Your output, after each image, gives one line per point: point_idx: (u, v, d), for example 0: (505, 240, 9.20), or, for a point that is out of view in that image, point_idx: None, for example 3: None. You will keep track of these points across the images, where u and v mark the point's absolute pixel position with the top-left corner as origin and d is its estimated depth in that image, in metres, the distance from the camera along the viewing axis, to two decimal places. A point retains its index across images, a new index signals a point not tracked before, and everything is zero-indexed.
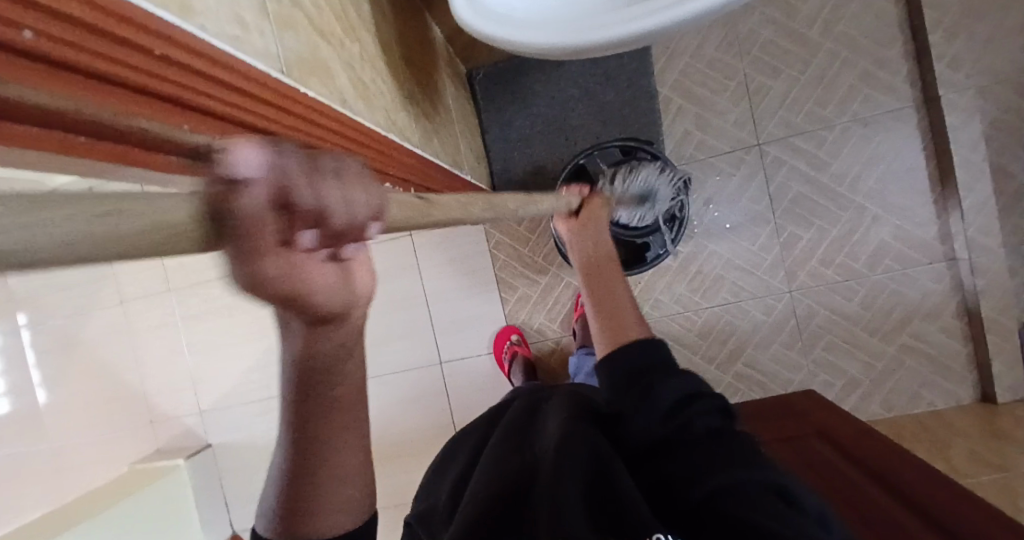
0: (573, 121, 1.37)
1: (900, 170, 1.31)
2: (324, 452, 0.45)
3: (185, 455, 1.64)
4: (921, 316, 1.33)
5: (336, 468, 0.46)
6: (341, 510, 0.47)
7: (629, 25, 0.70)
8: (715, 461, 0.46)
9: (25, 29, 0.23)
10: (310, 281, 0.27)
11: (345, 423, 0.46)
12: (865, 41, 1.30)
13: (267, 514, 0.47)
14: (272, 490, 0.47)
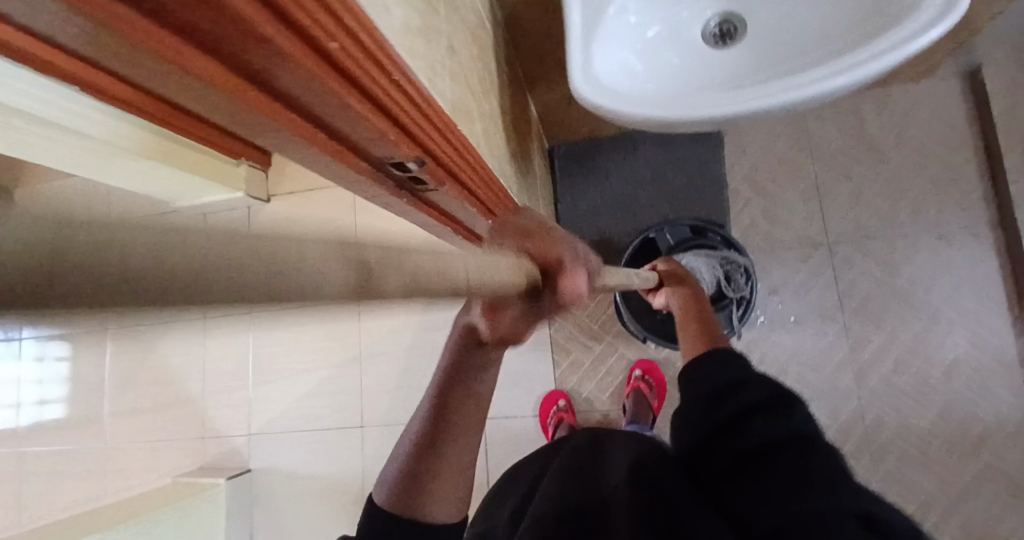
0: (643, 201, 1.46)
1: (976, 283, 1.30)
2: (447, 435, 0.60)
3: (227, 474, 1.67)
4: (1001, 440, 1.25)
5: (452, 452, 0.59)
6: (450, 498, 0.59)
7: (733, 107, 0.74)
8: (789, 486, 0.55)
9: (312, 37, 0.37)
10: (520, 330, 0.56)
11: (470, 417, 0.61)
12: (938, 157, 1.35)
13: (387, 489, 0.59)
14: (395, 468, 0.59)
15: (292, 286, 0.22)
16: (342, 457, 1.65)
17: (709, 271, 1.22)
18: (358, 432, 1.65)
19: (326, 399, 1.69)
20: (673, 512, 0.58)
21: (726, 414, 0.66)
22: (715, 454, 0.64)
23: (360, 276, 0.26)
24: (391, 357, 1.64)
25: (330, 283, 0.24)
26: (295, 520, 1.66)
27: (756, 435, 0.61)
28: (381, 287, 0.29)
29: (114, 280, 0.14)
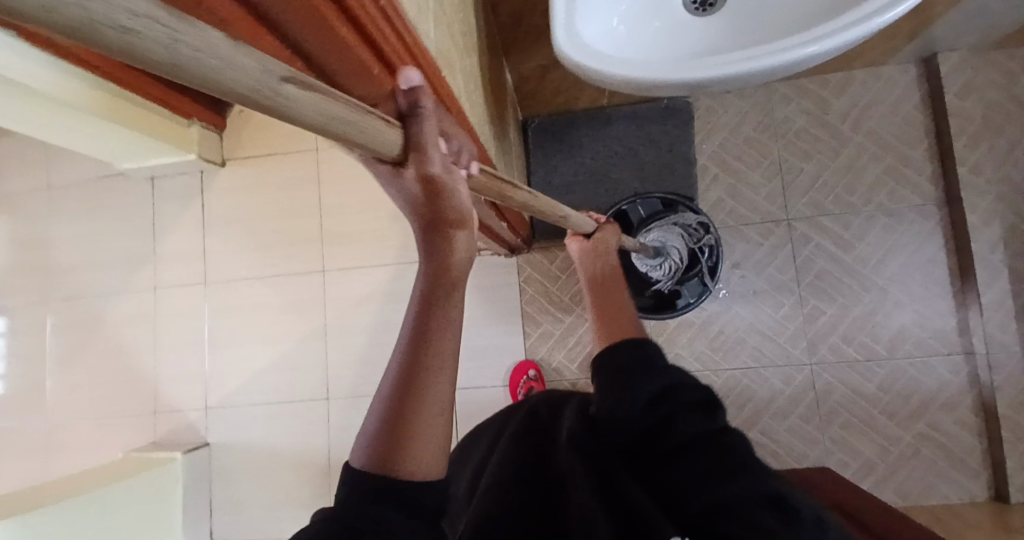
0: (614, 175, 1.46)
1: (922, 260, 1.37)
2: (421, 377, 0.51)
3: (183, 449, 1.61)
4: (937, 406, 1.34)
5: (427, 395, 0.51)
6: (430, 448, 0.50)
7: (719, 69, 0.73)
8: (709, 474, 0.55)
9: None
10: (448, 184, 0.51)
11: (441, 352, 0.52)
12: (893, 140, 1.41)
13: (363, 451, 0.51)
14: (371, 426, 0.51)
15: (138, 53, 0.18)
16: (304, 431, 1.62)
17: (680, 246, 1.28)
18: (322, 402, 1.62)
19: (288, 373, 1.64)
20: (627, 516, 0.55)
21: (646, 396, 0.64)
22: (641, 430, 0.63)
23: (228, 63, 0.22)
24: (357, 328, 1.61)
25: (191, 63, 0.20)
26: (256, 494, 1.63)
27: (685, 431, 0.59)
28: (258, 84, 0.24)
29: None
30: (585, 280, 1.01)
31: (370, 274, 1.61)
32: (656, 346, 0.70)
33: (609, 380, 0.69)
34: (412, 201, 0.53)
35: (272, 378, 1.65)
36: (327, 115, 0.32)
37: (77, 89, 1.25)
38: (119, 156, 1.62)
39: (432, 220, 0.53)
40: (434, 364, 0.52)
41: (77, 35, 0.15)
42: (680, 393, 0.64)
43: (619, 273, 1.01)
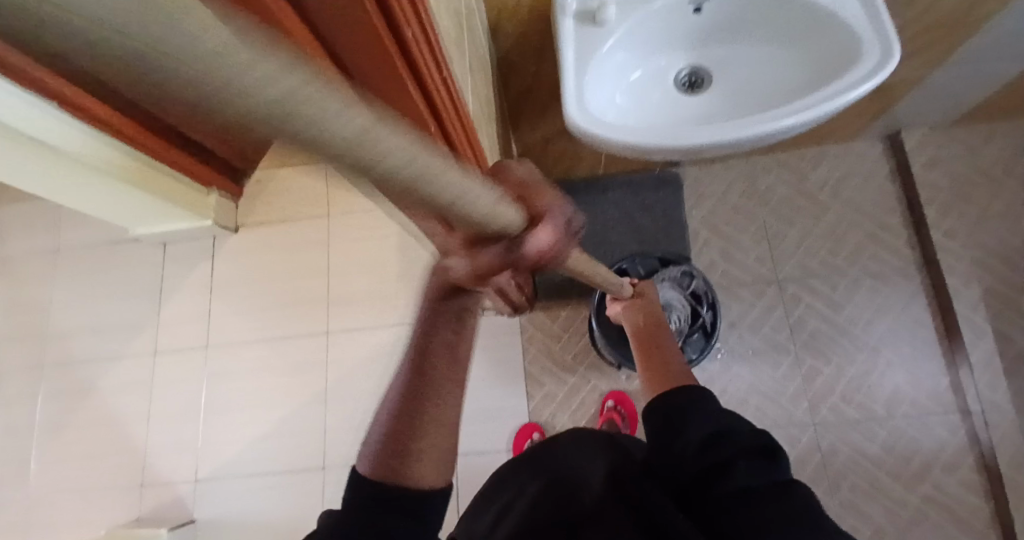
0: (612, 239, 1.53)
1: (909, 320, 1.43)
2: (429, 394, 0.58)
3: (170, 526, 1.53)
4: (941, 466, 1.35)
5: (432, 411, 0.58)
6: (430, 461, 0.58)
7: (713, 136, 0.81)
8: (768, 527, 0.59)
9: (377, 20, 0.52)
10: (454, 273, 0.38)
11: (447, 376, 0.59)
12: (870, 207, 1.51)
13: (371, 456, 0.58)
14: (379, 432, 0.59)
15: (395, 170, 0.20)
16: (297, 505, 1.56)
17: (678, 296, 1.32)
18: (319, 470, 1.57)
19: (285, 440, 1.61)
20: None
21: (694, 440, 0.69)
22: (689, 472, 0.68)
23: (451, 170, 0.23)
24: (358, 392, 1.60)
25: (425, 175, 0.21)
26: None
27: (738, 479, 0.63)
28: (475, 197, 0.26)
29: (266, 101, 0.14)
30: (631, 335, 1.06)
31: (373, 338, 1.62)
32: (706, 390, 0.73)
33: (657, 427, 0.73)
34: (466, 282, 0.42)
35: (268, 446, 1.61)
36: (499, 228, 0.29)
37: (107, 153, 1.29)
38: (129, 221, 1.66)
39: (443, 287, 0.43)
40: (450, 392, 0.59)
41: (348, 159, 0.18)
42: (726, 441, 0.68)
43: (666, 326, 1.05)
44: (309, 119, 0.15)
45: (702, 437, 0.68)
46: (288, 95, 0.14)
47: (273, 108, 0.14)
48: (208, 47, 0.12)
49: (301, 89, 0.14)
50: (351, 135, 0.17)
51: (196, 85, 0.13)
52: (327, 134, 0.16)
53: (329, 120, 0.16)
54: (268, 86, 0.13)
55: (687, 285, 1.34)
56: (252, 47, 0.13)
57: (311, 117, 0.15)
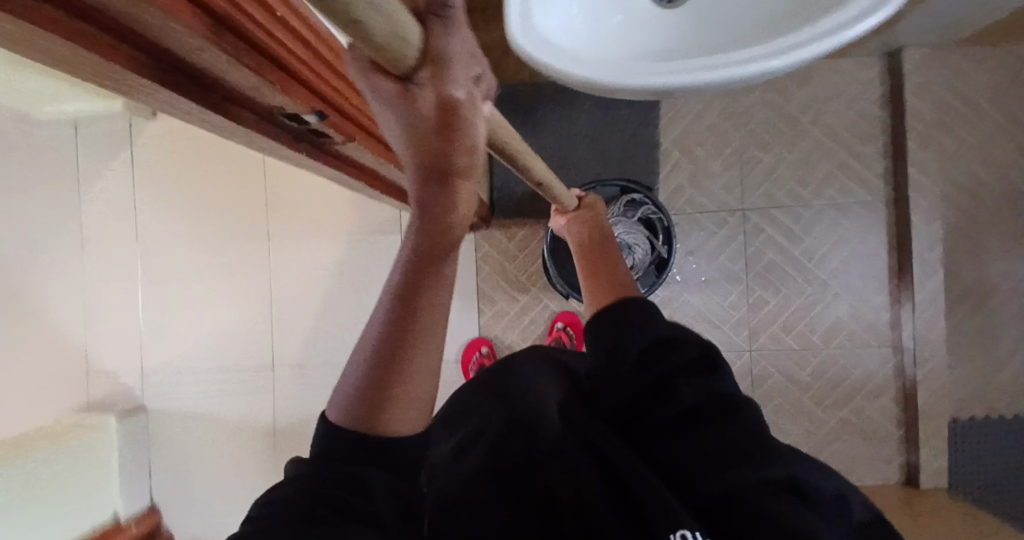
0: (576, 154, 1.42)
1: (864, 256, 1.41)
2: (409, 331, 0.40)
3: (119, 415, 1.56)
4: (864, 394, 1.41)
5: (417, 346, 0.40)
6: (410, 414, 0.41)
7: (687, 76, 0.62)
8: (717, 455, 0.56)
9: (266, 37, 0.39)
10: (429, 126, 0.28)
11: (429, 315, 0.40)
12: (851, 135, 1.42)
13: (343, 403, 0.41)
14: (351, 384, 0.40)
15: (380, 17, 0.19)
16: (248, 399, 1.59)
17: (633, 229, 1.24)
18: (268, 371, 1.59)
19: (231, 339, 1.59)
20: (621, 483, 0.60)
21: (641, 365, 0.67)
22: (644, 404, 0.66)
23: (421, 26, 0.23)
24: (306, 298, 1.56)
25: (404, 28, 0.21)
26: (200, 460, 1.61)
27: (682, 399, 0.62)
28: None
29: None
30: (575, 254, 1.01)
31: (320, 243, 1.55)
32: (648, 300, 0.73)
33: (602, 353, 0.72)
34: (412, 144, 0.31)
35: (216, 345, 1.60)
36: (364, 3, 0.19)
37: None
38: (33, 100, 1.46)
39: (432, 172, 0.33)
40: (432, 330, 0.41)
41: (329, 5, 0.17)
42: (674, 352, 0.67)
43: (613, 239, 1.00)
44: None
45: (642, 354, 0.68)
46: None
47: None
48: None
49: None
50: None
51: None
52: None
53: None
54: None
55: (634, 214, 1.26)
56: None
57: None
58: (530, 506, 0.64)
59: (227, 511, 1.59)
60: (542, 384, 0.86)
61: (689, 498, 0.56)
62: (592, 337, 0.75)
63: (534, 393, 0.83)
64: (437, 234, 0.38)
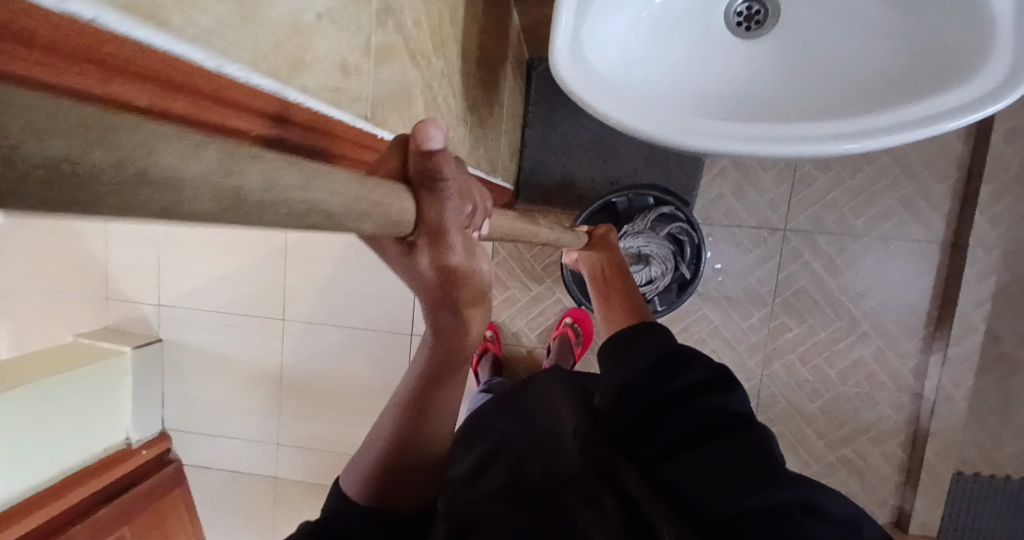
0: (616, 147, 1.32)
1: (903, 299, 1.33)
2: (414, 434, 0.64)
3: (135, 343, 1.62)
4: (869, 436, 1.38)
5: (420, 442, 0.64)
6: (410, 483, 0.64)
7: (749, 145, 0.55)
8: (737, 476, 0.56)
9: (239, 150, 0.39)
10: (423, 258, 0.41)
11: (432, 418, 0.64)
12: (921, 167, 1.28)
13: (360, 476, 0.64)
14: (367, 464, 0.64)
15: (234, 181, 0.17)
16: (256, 344, 1.63)
17: (659, 247, 1.16)
18: (278, 322, 1.60)
19: (244, 285, 1.60)
20: (631, 508, 0.59)
21: (650, 374, 0.71)
22: (660, 422, 0.66)
23: (284, 159, 0.21)
24: (321, 256, 1.55)
25: (261, 175, 0.19)
26: (208, 395, 1.68)
27: (697, 404, 0.65)
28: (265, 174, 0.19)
29: (59, 167, 0.10)
30: (587, 281, 1.07)
31: None
32: (660, 327, 0.82)
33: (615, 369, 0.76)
34: (418, 274, 0.43)
35: (230, 289, 1.61)
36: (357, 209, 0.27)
37: None
38: None
39: (444, 297, 0.47)
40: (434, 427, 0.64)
41: (195, 209, 0.16)
42: (687, 365, 0.70)
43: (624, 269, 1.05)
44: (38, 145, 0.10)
45: (653, 360, 0.72)
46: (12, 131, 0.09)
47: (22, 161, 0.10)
48: None
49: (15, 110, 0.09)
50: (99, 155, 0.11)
51: None
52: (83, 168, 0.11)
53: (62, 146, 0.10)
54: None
55: (662, 228, 1.17)
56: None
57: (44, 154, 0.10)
58: (541, 523, 0.61)
59: (233, 443, 1.69)
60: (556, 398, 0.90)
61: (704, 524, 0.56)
62: (608, 358, 0.82)
63: (548, 410, 0.86)
64: (444, 343, 0.57)
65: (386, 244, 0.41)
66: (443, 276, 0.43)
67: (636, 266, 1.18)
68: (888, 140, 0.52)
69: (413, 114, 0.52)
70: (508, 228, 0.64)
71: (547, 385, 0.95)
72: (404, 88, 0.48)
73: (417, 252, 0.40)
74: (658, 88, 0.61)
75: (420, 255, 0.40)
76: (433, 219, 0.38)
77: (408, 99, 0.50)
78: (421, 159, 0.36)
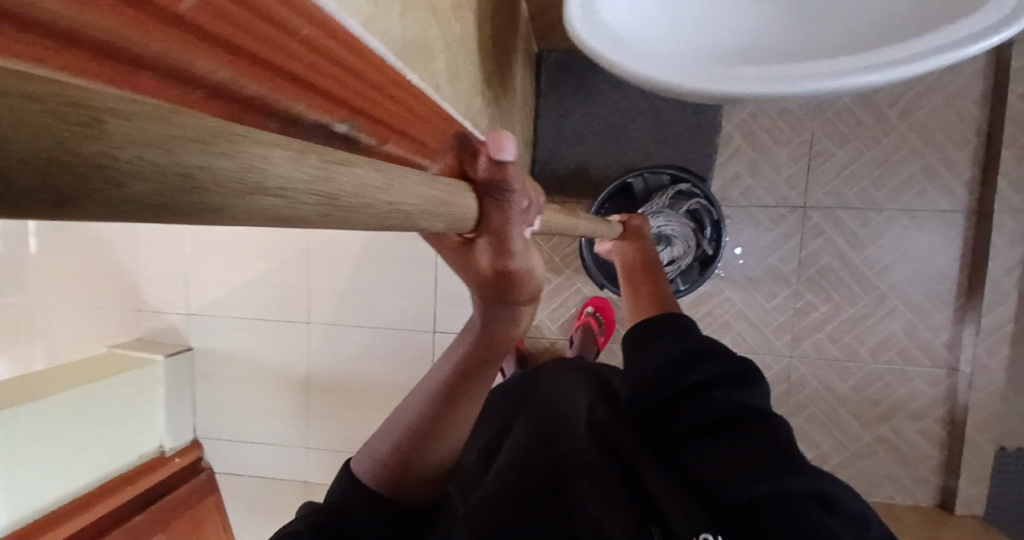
0: (628, 132, 1.33)
1: (930, 271, 1.30)
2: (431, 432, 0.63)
3: (166, 353, 1.66)
4: (905, 413, 1.34)
5: (438, 442, 0.63)
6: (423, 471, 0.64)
7: (768, 87, 0.56)
8: (752, 465, 0.58)
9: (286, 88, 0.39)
10: (482, 254, 0.45)
11: (454, 418, 0.63)
12: (941, 136, 1.27)
13: (372, 468, 0.64)
14: (379, 454, 0.64)
15: (325, 189, 0.19)
16: (281, 348, 1.66)
17: (678, 225, 1.17)
18: (302, 324, 1.63)
19: (269, 290, 1.64)
20: (645, 493, 0.63)
21: (670, 365, 0.74)
22: (679, 414, 0.69)
23: (368, 165, 0.23)
24: (342, 256, 1.58)
25: (352, 182, 0.21)
26: (238, 401, 1.71)
27: (715, 402, 0.66)
28: (360, 184, 0.21)
29: (195, 185, 0.13)
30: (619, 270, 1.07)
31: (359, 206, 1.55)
32: (688, 319, 0.82)
33: (636, 362, 0.80)
34: (476, 273, 0.48)
35: (255, 295, 1.65)
36: (426, 210, 0.29)
37: None
38: None
39: (490, 298, 0.52)
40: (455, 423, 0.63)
41: (295, 215, 0.18)
42: (708, 360, 0.72)
43: (657, 260, 1.06)
44: (173, 153, 0.12)
45: (677, 356, 0.75)
46: (155, 142, 0.12)
47: (165, 170, 0.12)
48: (62, 101, 0.10)
49: (155, 125, 0.12)
50: (223, 162, 0.14)
51: (84, 156, 0.10)
52: (210, 175, 0.13)
53: (195, 155, 0.13)
54: (135, 129, 0.11)
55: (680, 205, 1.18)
56: (108, 107, 0.11)
57: (178, 158, 0.12)
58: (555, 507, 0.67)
59: (262, 449, 1.71)
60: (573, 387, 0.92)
61: (712, 509, 0.58)
62: (630, 348, 0.84)
63: (566, 396, 0.89)
64: (481, 340, 0.59)
65: (448, 242, 0.45)
66: (499, 273, 0.47)
67: (659, 246, 1.19)
68: (901, 72, 0.52)
69: (434, 68, 0.54)
70: (552, 220, 0.66)
71: (565, 369, 0.98)
72: (426, 39, 0.51)
73: (477, 248, 0.44)
74: (672, 39, 0.62)
75: (479, 252, 0.45)
76: (495, 219, 0.42)
77: (429, 52, 0.52)
78: (491, 167, 0.41)
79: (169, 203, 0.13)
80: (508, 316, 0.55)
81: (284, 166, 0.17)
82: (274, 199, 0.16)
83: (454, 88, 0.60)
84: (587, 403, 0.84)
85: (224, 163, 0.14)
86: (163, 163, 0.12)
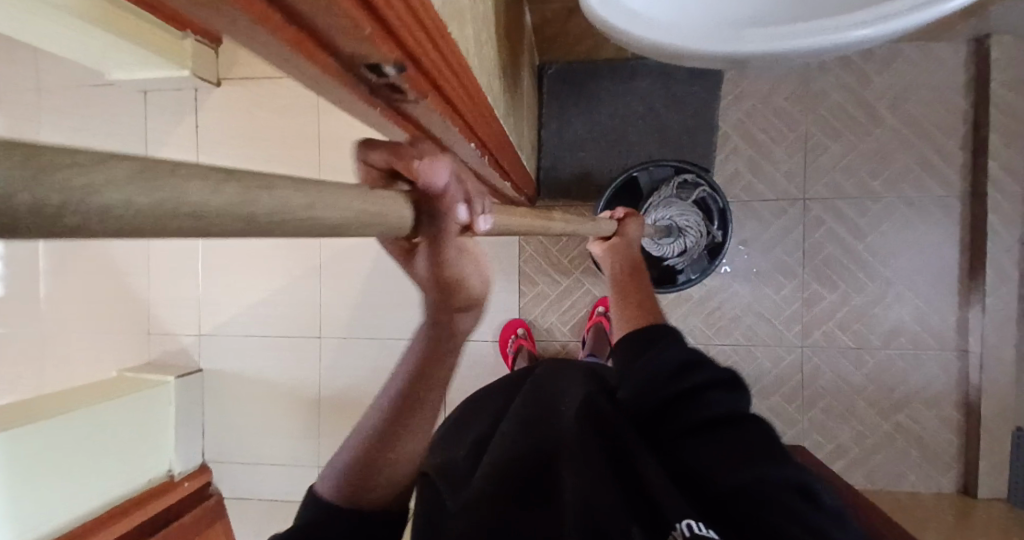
0: (629, 135, 1.38)
1: (932, 256, 1.33)
2: (397, 431, 0.65)
3: (177, 373, 1.64)
4: (921, 399, 1.35)
5: (399, 439, 0.65)
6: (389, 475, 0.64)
7: (772, 45, 0.60)
8: (742, 457, 0.60)
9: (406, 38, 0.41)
10: (421, 255, 0.49)
11: (415, 417, 0.65)
12: (929, 126, 1.32)
13: (335, 479, 0.63)
14: (345, 461, 0.64)
15: (251, 210, 0.18)
16: (293, 365, 1.65)
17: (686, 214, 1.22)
18: (315, 340, 1.64)
19: (281, 307, 1.65)
20: (637, 484, 0.64)
21: (666, 367, 0.73)
22: (677, 414, 0.69)
23: (306, 186, 0.23)
24: (353, 269, 1.60)
25: (284, 201, 0.20)
26: (250, 421, 1.69)
27: (704, 404, 0.67)
28: (293, 205, 0.21)
29: (114, 220, 0.12)
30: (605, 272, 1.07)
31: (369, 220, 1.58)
32: (674, 329, 0.81)
33: (626, 361, 0.79)
34: (422, 277, 0.53)
35: (267, 312, 1.66)
36: (366, 223, 0.28)
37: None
38: (101, 62, 1.47)
39: (444, 302, 0.57)
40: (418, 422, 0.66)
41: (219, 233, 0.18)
42: (698, 364, 0.73)
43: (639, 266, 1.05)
44: (89, 193, 0.12)
45: (673, 366, 0.73)
46: (68, 185, 0.11)
47: (78, 214, 0.11)
48: None
49: (69, 166, 0.11)
50: (146, 196, 0.13)
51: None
52: (128, 211, 0.13)
53: (112, 190, 0.12)
54: (47, 171, 0.11)
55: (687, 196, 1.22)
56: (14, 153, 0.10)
57: (95, 198, 0.12)
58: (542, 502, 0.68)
59: (274, 470, 1.68)
60: (558, 380, 0.92)
61: (699, 499, 0.61)
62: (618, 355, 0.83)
63: (554, 389, 0.89)
64: (439, 341, 0.63)
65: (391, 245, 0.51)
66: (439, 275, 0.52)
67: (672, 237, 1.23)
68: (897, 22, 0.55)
69: (465, 32, 0.56)
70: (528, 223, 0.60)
71: (552, 366, 0.99)
72: (458, 3, 0.53)
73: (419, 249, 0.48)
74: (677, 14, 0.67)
75: (422, 251, 0.49)
76: (431, 231, 0.44)
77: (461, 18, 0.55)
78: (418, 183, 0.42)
79: (77, 235, 0.12)
80: (468, 319, 0.61)
81: (210, 197, 0.16)
82: (194, 226, 0.16)
83: (478, 59, 0.63)
84: (572, 398, 0.84)
85: (147, 196, 0.13)
86: (77, 206, 0.11)
